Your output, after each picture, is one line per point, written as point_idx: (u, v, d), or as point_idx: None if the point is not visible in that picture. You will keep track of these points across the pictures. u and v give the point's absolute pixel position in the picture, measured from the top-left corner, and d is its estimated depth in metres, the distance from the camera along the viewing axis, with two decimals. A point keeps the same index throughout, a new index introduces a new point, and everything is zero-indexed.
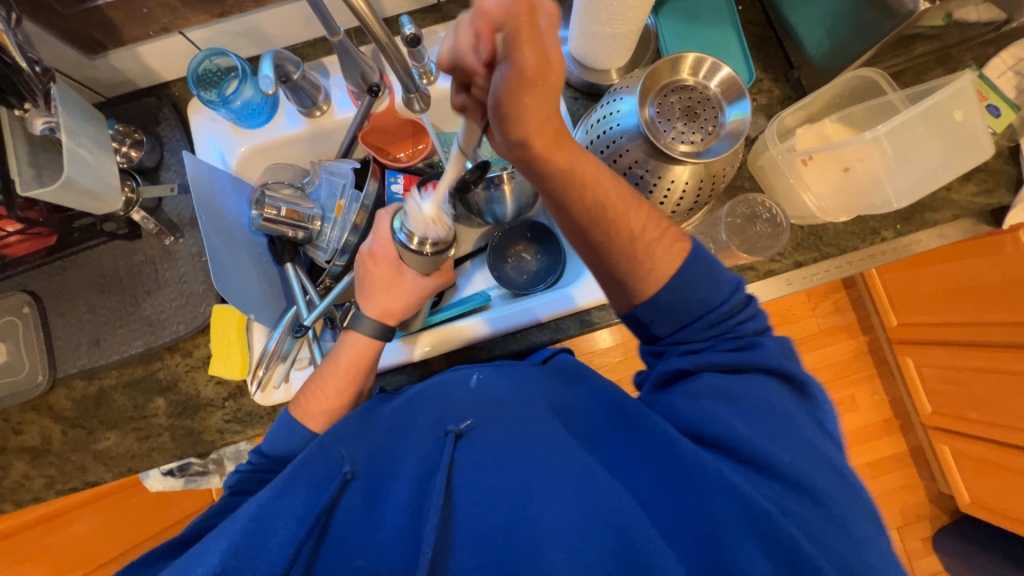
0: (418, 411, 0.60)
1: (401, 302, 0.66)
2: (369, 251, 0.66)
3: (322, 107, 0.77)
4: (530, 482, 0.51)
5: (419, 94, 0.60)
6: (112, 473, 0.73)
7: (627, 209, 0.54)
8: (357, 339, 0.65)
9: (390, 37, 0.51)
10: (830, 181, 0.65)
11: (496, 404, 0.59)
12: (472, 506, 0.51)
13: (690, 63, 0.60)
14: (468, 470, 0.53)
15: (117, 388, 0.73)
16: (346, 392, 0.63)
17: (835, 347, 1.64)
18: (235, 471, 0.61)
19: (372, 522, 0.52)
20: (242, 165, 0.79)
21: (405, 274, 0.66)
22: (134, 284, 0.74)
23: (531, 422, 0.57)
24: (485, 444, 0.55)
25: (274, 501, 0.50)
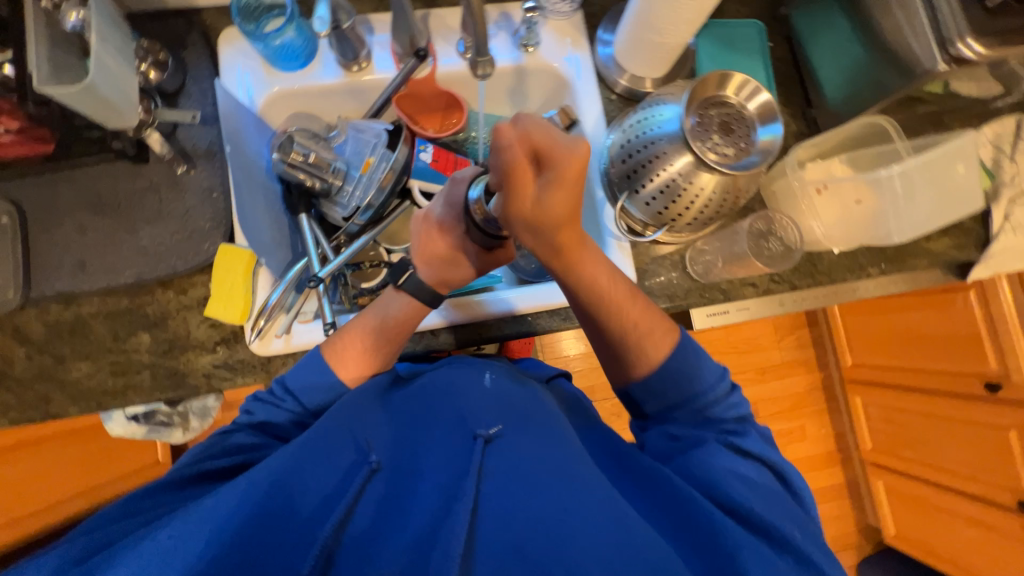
0: (440, 406, 0.56)
1: (458, 274, 0.63)
2: (437, 219, 0.60)
3: (361, 64, 0.76)
4: (574, 524, 0.45)
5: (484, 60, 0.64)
6: (77, 408, 0.67)
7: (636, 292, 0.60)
8: (404, 301, 0.62)
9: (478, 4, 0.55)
10: (841, 210, 0.71)
11: (525, 413, 0.55)
12: (510, 535, 0.44)
13: (737, 82, 0.64)
14: (502, 501, 0.47)
15: (97, 317, 0.68)
16: (380, 352, 0.62)
17: (792, 380, 1.76)
18: (257, 398, 0.61)
19: (390, 540, 0.45)
20: (269, 106, 0.76)
21: (466, 251, 0.60)
22: (133, 210, 0.70)
23: (561, 438, 0.52)
24: (513, 453, 0.50)
25: (290, 481, 0.46)
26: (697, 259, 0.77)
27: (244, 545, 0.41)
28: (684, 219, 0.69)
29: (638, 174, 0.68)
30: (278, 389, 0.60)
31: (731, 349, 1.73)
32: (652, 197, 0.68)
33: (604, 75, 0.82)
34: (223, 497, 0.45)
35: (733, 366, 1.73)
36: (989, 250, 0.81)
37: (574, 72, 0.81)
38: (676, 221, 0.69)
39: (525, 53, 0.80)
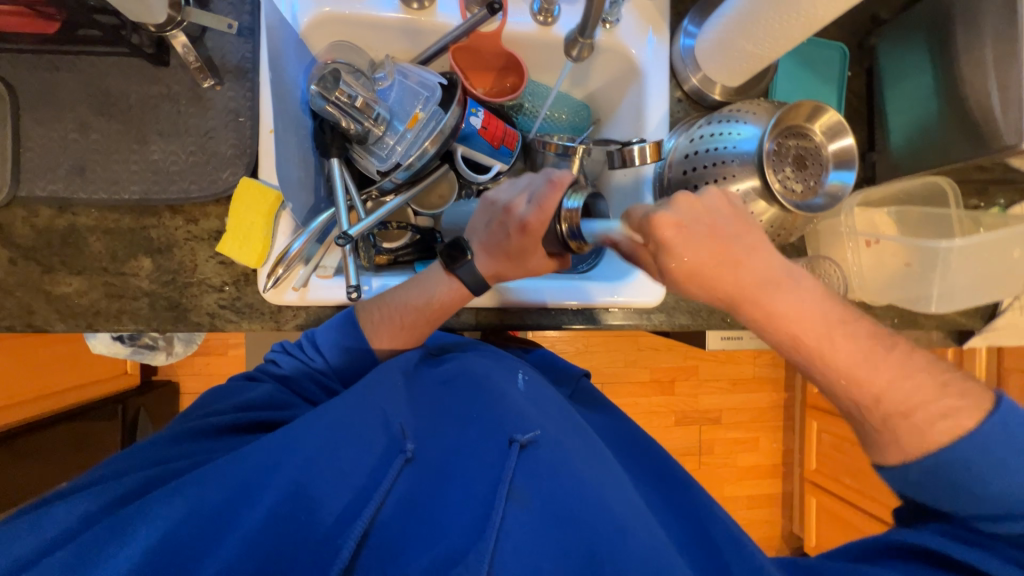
0: (480, 403, 0.57)
1: (516, 274, 0.59)
2: (521, 218, 0.54)
3: (423, 2, 0.68)
4: (591, 542, 0.48)
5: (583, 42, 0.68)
6: (64, 325, 0.62)
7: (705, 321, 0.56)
8: (454, 286, 0.61)
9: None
10: (886, 267, 0.72)
11: (558, 422, 0.57)
12: (530, 540, 0.47)
13: (828, 122, 0.61)
14: (526, 504, 0.49)
15: (94, 232, 0.62)
16: (419, 331, 0.62)
17: (758, 395, 1.84)
18: (286, 355, 0.63)
19: (423, 530, 0.48)
20: (312, 28, 0.67)
21: (533, 253, 0.57)
22: (146, 119, 0.62)
23: (591, 457, 0.55)
24: (545, 466, 0.52)
25: (332, 457, 0.48)
26: None
27: (283, 515, 0.44)
28: None
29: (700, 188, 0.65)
30: (307, 348, 0.62)
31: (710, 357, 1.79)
32: None
33: (679, 69, 0.77)
34: (261, 448, 0.47)
35: (707, 372, 1.81)
36: (994, 323, 0.84)
37: (648, 60, 0.75)
38: None
39: (601, 28, 0.73)
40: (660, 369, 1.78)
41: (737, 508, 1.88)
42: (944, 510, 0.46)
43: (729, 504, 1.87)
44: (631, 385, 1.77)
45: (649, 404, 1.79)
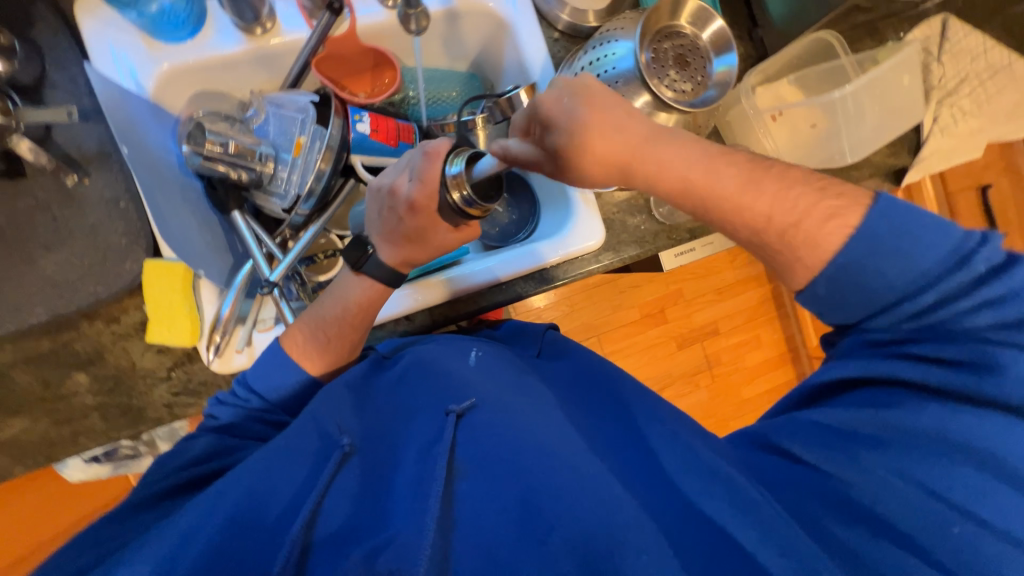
0: (417, 389, 0.56)
1: (426, 254, 0.57)
2: (407, 196, 0.52)
3: (265, 24, 0.65)
4: (546, 486, 0.46)
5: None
6: (24, 466, 0.60)
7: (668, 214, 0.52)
8: (367, 283, 0.58)
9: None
10: (795, 136, 0.72)
11: (503, 384, 0.56)
12: (478, 508, 0.46)
13: (689, 10, 0.61)
14: (469, 473, 0.48)
15: (17, 366, 0.59)
16: (350, 339, 0.59)
17: (746, 296, 1.88)
18: (217, 405, 0.56)
19: (360, 524, 0.44)
20: (162, 88, 0.64)
21: (437, 229, 0.54)
22: (23, 236, 0.59)
23: (538, 406, 0.54)
24: (487, 429, 0.51)
25: (261, 477, 0.45)
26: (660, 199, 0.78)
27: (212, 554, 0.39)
28: None
29: None
30: (239, 390, 0.57)
31: (689, 276, 1.82)
32: None
33: (545, 11, 0.75)
34: (192, 509, 0.43)
35: (692, 291, 1.84)
36: (921, 154, 0.85)
37: (512, 10, 0.73)
38: None
39: None
40: (647, 304, 1.80)
41: (761, 406, 1.93)
42: (886, 339, 0.45)
43: (751, 404, 1.92)
44: (625, 327, 1.79)
45: (647, 340, 1.81)
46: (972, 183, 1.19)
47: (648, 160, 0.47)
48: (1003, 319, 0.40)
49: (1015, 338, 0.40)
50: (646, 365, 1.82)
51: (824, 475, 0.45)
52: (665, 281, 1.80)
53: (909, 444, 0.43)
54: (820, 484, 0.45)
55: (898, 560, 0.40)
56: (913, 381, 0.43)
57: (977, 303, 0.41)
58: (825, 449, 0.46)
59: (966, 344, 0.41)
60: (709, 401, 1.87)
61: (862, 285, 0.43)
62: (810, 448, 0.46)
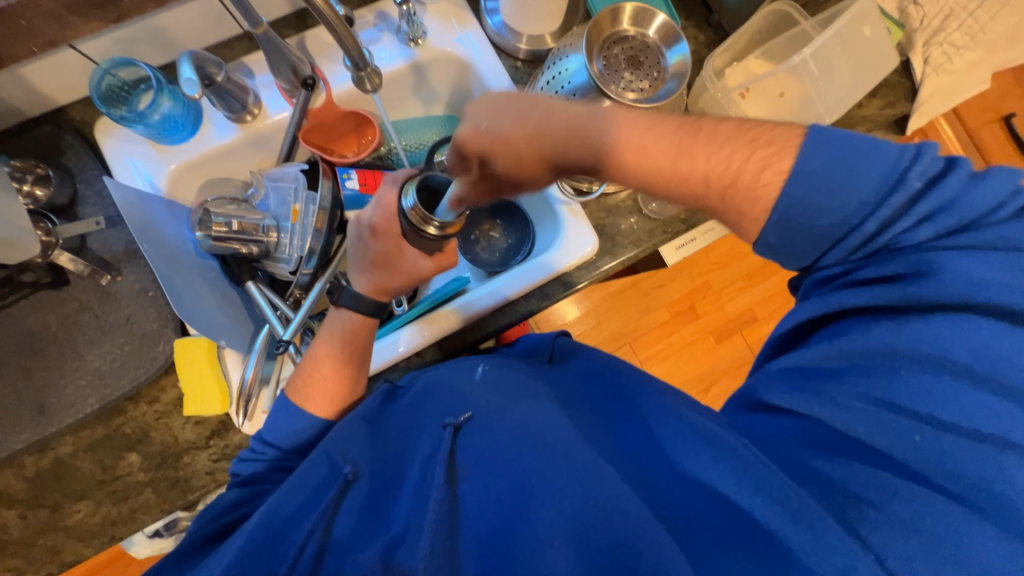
0: (424, 409, 0.60)
1: (396, 280, 0.61)
2: (371, 224, 0.58)
3: (253, 111, 0.72)
4: (532, 474, 0.51)
5: (369, 71, 0.60)
6: (92, 548, 0.65)
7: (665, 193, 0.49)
8: (350, 317, 0.63)
9: (332, 7, 0.49)
10: (768, 108, 0.71)
11: (501, 393, 0.59)
12: (480, 502, 0.52)
13: (629, 12, 0.62)
14: (470, 473, 0.54)
15: (77, 454, 0.65)
16: (345, 373, 0.62)
17: (780, 277, 1.79)
18: (240, 462, 0.60)
19: (370, 531, 0.51)
20: (174, 186, 0.71)
21: (405, 253, 0.59)
22: (72, 336, 0.66)
23: (532, 410, 0.57)
24: (485, 438, 0.55)
25: (280, 504, 0.51)
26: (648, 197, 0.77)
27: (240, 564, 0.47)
28: None
29: None
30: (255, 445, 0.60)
31: (714, 266, 1.76)
32: None
33: (501, 44, 0.78)
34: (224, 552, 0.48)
35: (721, 281, 1.77)
36: (920, 98, 0.81)
37: (471, 50, 0.77)
38: None
39: (415, 47, 0.76)
40: (675, 302, 1.75)
41: None
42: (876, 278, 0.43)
43: None
44: (656, 330, 1.74)
45: (681, 338, 1.75)
46: (994, 115, 1.17)
47: (602, 131, 0.47)
48: (941, 229, 0.41)
49: (953, 240, 0.40)
50: (686, 365, 1.75)
51: (800, 418, 0.45)
52: (689, 276, 1.75)
53: (871, 370, 0.42)
54: (810, 430, 0.44)
55: (876, 481, 0.40)
56: (867, 307, 0.43)
57: (914, 220, 0.41)
58: (798, 393, 0.44)
59: (903, 257, 0.42)
60: None
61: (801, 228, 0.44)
62: (786, 395, 0.45)
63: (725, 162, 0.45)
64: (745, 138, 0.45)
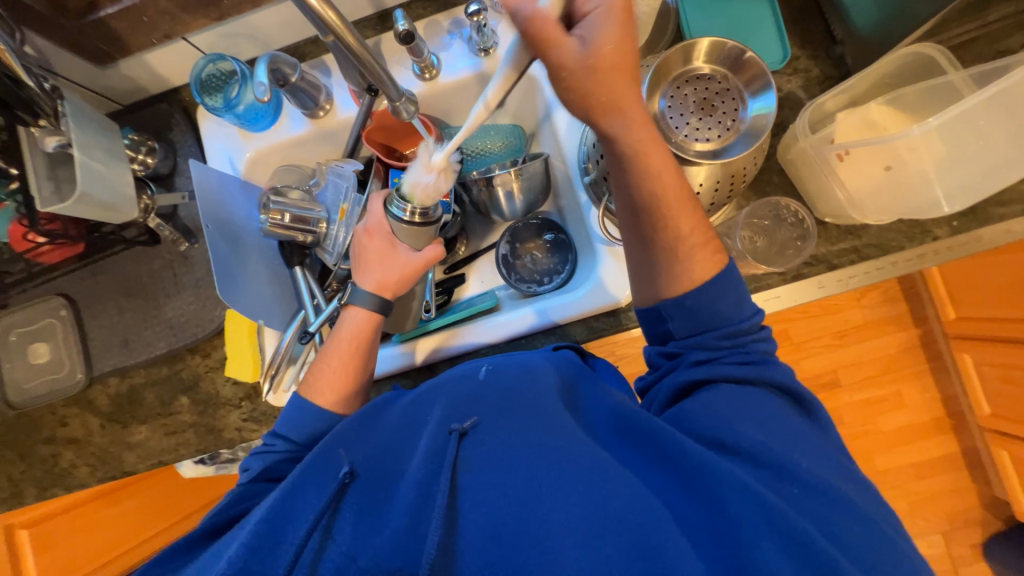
0: (424, 405, 0.58)
1: (394, 273, 0.68)
2: (364, 227, 0.70)
3: (324, 107, 0.76)
4: (541, 480, 0.48)
5: (405, 100, 0.57)
6: (145, 464, 0.78)
7: (669, 211, 0.51)
8: (357, 314, 0.67)
9: (363, 43, 0.48)
10: (870, 177, 0.57)
11: (502, 394, 0.56)
12: (482, 496, 0.48)
13: (706, 48, 0.54)
14: (471, 468, 0.50)
15: (146, 386, 0.78)
16: (352, 366, 0.65)
17: (878, 342, 1.57)
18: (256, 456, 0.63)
19: (373, 520, 0.50)
20: (251, 169, 0.79)
21: (398, 248, 0.69)
22: (155, 288, 0.77)
23: (536, 420, 0.52)
24: (490, 440, 0.51)
25: (284, 502, 0.51)
26: None
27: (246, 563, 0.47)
28: None
29: None
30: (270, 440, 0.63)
31: (800, 316, 1.57)
32: None
33: None
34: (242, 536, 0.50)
35: (801, 333, 1.58)
36: None
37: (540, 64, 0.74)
38: None
39: (484, 57, 0.74)
40: None
41: (903, 483, 1.55)
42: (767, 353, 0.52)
43: (891, 479, 1.55)
44: None
45: None
46: None
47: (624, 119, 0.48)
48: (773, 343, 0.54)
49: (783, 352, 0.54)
50: None
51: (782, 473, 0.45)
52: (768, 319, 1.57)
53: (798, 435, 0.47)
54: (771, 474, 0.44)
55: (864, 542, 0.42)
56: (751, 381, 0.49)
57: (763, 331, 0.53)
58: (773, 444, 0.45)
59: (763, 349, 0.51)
60: None
61: (712, 306, 0.50)
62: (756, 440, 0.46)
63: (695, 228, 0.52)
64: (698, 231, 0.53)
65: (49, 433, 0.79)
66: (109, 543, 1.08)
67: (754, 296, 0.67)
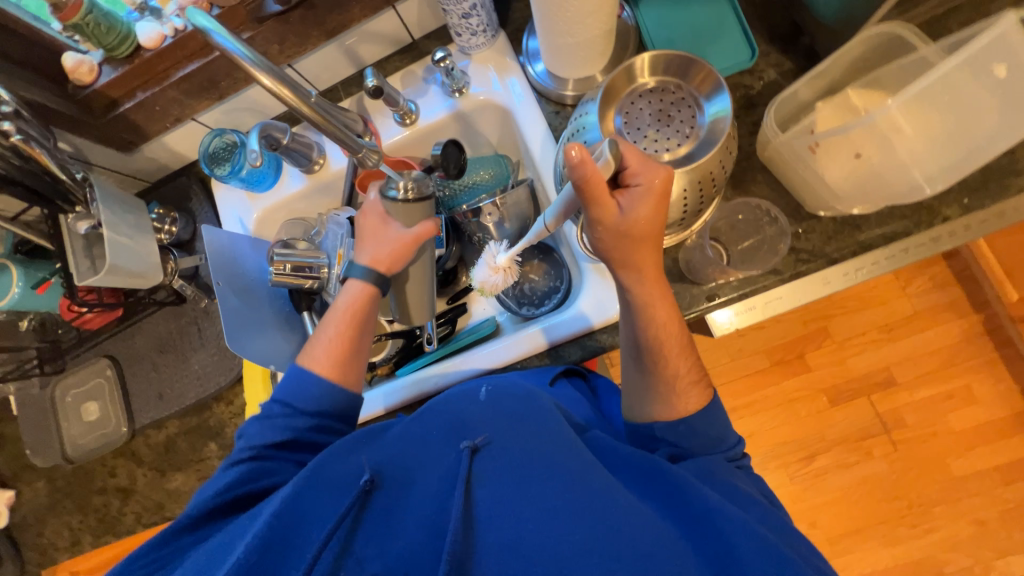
0: (434, 420, 0.59)
1: (386, 248, 0.66)
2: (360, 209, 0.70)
3: (318, 162, 0.82)
4: (557, 501, 0.47)
5: (365, 151, 0.61)
6: (182, 508, 0.83)
7: (669, 353, 0.57)
8: (354, 287, 0.66)
9: (320, 110, 0.55)
10: (844, 168, 0.54)
11: (510, 411, 0.57)
12: (495, 512, 0.49)
13: (648, 63, 0.55)
14: (485, 482, 0.51)
15: (180, 435, 0.84)
16: (346, 339, 0.64)
17: (934, 332, 1.44)
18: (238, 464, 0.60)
19: (387, 533, 0.50)
20: (260, 226, 0.86)
21: (390, 224, 0.67)
22: (183, 343, 0.85)
23: (544, 436, 0.53)
24: (502, 457, 0.52)
25: (300, 500, 0.50)
26: (692, 262, 0.66)
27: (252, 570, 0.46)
28: None
29: None
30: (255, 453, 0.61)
31: (838, 310, 1.48)
32: None
33: (546, 92, 0.75)
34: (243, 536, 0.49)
35: (842, 329, 1.48)
36: None
37: (511, 96, 0.77)
38: None
39: (458, 97, 0.79)
40: (777, 348, 1.50)
41: (987, 489, 1.38)
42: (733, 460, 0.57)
43: (972, 487, 1.38)
44: (751, 378, 1.51)
45: (783, 392, 1.49)
46: None
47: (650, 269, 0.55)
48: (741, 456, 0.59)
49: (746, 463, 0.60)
50: (786, 424, 1.47)
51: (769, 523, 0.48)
52: (803, 318, 1.49)
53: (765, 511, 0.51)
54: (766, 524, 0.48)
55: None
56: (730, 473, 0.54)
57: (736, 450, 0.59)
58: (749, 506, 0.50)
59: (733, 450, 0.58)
60: (892, 474, 1.41)
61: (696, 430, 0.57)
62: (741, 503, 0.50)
63: (687, 366, 0.58)
64: (690, 371, 0.58)
65: (101, 483, 0.87)
66: None
67: (751, 300, 0.65)
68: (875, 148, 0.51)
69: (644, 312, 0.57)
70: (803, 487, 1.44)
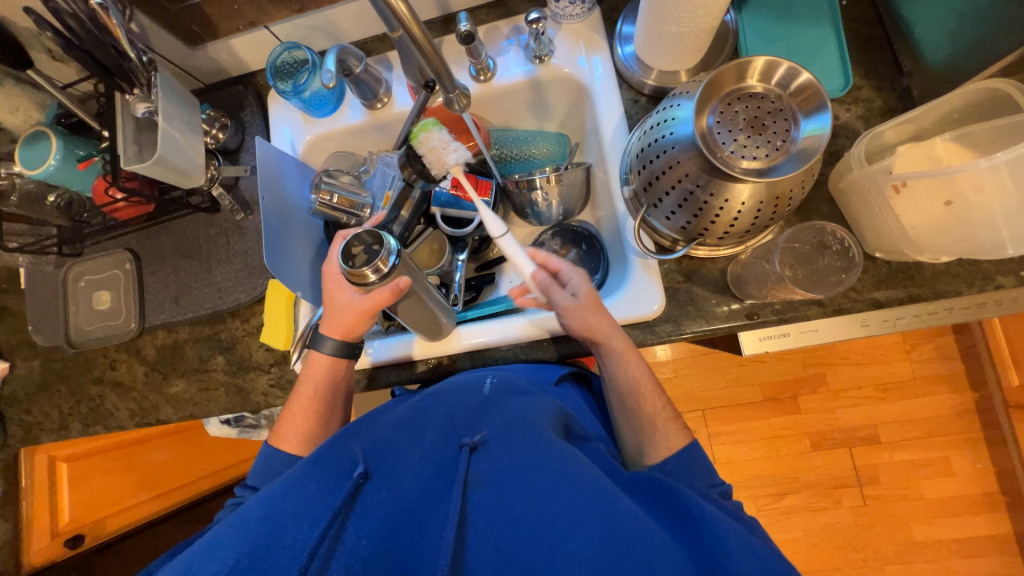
0: (431, 412, 0.60)
1: (345, 318, 0.66)
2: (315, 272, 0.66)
3: (382, 99, 0.80)
4: (554, 507, 0.47)
5: (457, 94, 0.62)
6: (178, 414, 0.83)
7: (642, 396, 0.65)
8: (318, 360, 0.68)
9: (429, 38, 0.54)
10: (925, 213, 0.54)
11: (510, 414, 0.57)
12: (491, 517, 0.48)
13: (760, 68, 0.54)
14: (482, 485, 0.51)
15: (189, 342, 0.83)
16: (314, 412, 0.68)
17: (929, 400, 1.46)
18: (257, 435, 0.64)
19: (379, 525, 0.49)
20: (309, 151, 0.85)
21: (345, 291, 0.64)
22: (210, 252, 0.83)
23: (542, 438, 0.53)
24: (499, 457, 0.53)
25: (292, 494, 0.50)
26: (741, 277, 0.67)
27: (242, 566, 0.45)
28: (716, 231, 0.61)
29: (654, 186, 0.61)
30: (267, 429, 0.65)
31: (840, 360, 1.50)
32: (674, 211, 0.61)
33: (628, 77, 0.74)
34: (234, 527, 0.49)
35: (840, 379, 1.50)
36: None
37: (592, 75, 0.75)
38: (708, 233, 0.61)
39: (539, 64, 0.77)
40: (773, 384, 1.52)
41: (943, 558, 1.42)
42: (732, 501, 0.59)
43: (928, 553, 1.42)
44: (741, 407, 1.52)
45: (770, 427, 1.51)
46: None
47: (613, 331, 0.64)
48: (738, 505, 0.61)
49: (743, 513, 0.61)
50: (766, 459, 1.50)
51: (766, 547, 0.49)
52: (805, 359, 1.51)
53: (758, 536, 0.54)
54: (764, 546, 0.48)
55: None
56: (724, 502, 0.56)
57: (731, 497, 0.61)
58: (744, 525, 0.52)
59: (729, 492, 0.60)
60: (856, 527, 1.45)
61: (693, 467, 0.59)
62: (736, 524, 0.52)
63: (662, 407, 0.65)
64: (662, 409, 0.65)
65: (100, 373, 0.86)
66: (131, 490, 1.16)
67: (789, 325, 0.66)
68: (965, 197, 0.51)
69: (619, 363, 0.64)
70: (769, 521, 1.47)
